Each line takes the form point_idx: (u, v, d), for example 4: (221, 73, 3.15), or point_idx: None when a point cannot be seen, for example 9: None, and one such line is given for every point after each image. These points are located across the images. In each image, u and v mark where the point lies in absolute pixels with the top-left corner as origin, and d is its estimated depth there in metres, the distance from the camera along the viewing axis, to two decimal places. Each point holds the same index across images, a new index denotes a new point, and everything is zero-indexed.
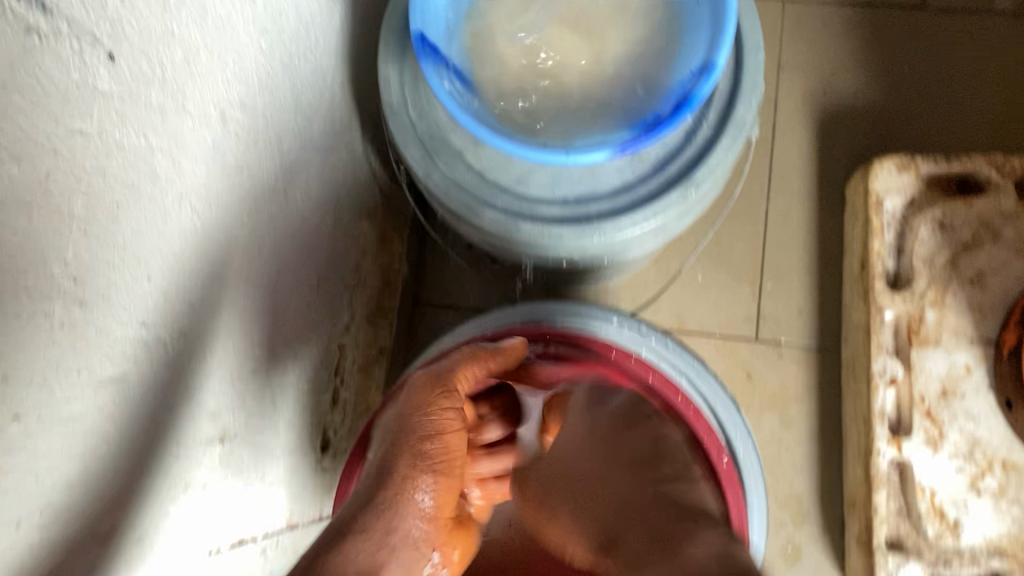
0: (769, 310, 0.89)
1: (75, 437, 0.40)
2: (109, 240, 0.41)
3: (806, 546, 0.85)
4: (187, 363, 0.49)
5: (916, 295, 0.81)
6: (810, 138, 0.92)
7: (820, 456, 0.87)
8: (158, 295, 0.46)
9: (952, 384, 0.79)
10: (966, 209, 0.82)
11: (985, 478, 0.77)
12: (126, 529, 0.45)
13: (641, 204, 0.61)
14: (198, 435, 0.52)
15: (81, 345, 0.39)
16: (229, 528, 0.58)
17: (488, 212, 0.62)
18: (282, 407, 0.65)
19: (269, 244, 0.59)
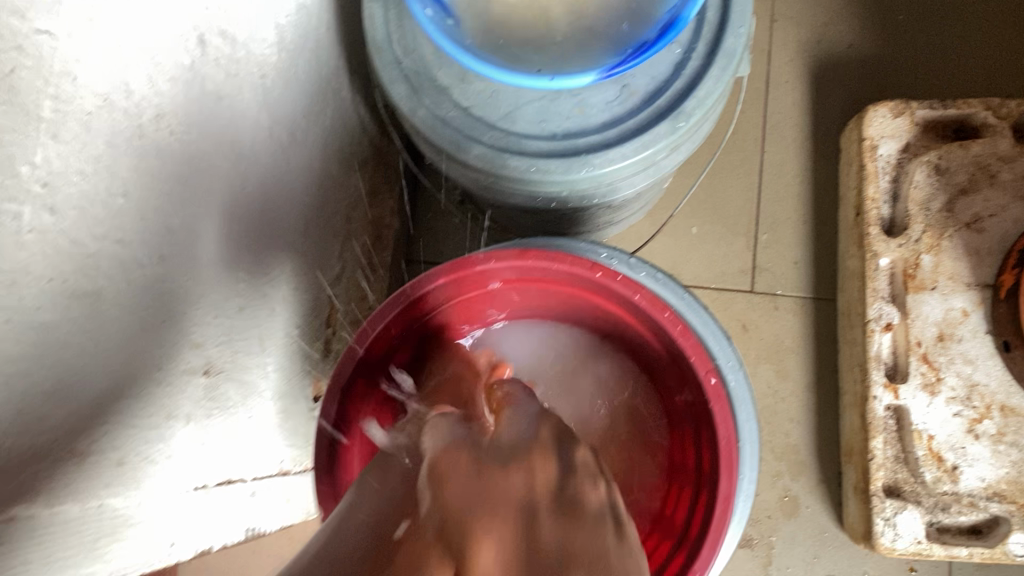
0: (765, 262, 0.88)
1: (48, 346, 0.39)
2: (81, 150, 0.39)
3: (804, 497, 0.85)
4: (167, 290, 0.48)
5: (913, 240, 0.80)
6: (805, 88, 0.91)
7: (817, 406, 0.86)
8: (134, 213, 0.45)
9: (949, 329, 0.79)
10: (963, 151, 0.80)
11: (983, 422, 0.77)
12: (105, 449, 0.45)
13: (630, 137, 0.61)
14: (181, 365, 0.51)
15: (52, 254, 0.38)
16: (215, 467, 0.58)
17: (475, 147, 0.61)
18: (269, 349, 0.64)
19: (253, 179, 0.58)
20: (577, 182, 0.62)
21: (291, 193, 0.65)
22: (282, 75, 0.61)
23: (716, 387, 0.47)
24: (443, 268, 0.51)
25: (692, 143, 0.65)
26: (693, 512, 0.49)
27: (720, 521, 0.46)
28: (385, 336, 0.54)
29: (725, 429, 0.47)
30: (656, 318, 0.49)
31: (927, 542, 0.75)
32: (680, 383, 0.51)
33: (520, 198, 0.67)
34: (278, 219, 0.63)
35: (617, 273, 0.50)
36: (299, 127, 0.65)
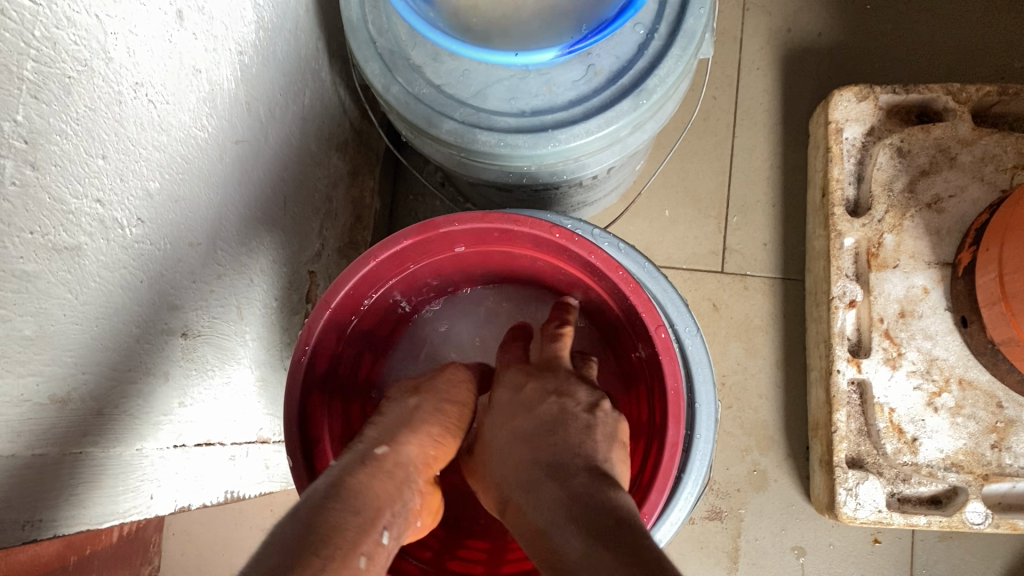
0: (735, 243, 0.91)
1: (30, 297, 0.41)
2: (62, 112, 0.42)
3: (772, 471, 0.87)
4: (146, 253, 0.51)
5: (875, 220, 0.82)
6: (775, 75, 0.93)
7: (785, 383, 0.88)
8: (113, 175, 0.47)
9: (910, 305, 0.81)
10: (925, 135, 0.83)
11: (942, 395, 0.79)
12: (85, 398, 0.47)
13: (595, 114, 0.63)
14: (162, 326, 0.54)
15: (34, 207, 0.40)
16: (194, 428, 0.60)
17: (447, 123, 0.64)
18: (249, 318, 0.67)
19: (232, 152, 0.61)
20: (545, 157, 0.64)
21: (271, 169, 0.67)
22: (260, 55, 0.64)
23: (666, 339, 0.51)
24: (409, 230, 0.54)
25: (656, 122, 0.68)
26: (651, 461, 0.52)
27: (666, 466, 0.50)
28: (352, 297, 0.57)
29: (673, 380, 0.50)
30: (611, 275, 0.53)
31: (887, 511, 0.78)
32: (637, 339, 0.55)
33: (493, 174, 0.70)
34: (256, 190, 0.65)
35: (574, 235, 0.53)
36: (278, 106, 0.68)
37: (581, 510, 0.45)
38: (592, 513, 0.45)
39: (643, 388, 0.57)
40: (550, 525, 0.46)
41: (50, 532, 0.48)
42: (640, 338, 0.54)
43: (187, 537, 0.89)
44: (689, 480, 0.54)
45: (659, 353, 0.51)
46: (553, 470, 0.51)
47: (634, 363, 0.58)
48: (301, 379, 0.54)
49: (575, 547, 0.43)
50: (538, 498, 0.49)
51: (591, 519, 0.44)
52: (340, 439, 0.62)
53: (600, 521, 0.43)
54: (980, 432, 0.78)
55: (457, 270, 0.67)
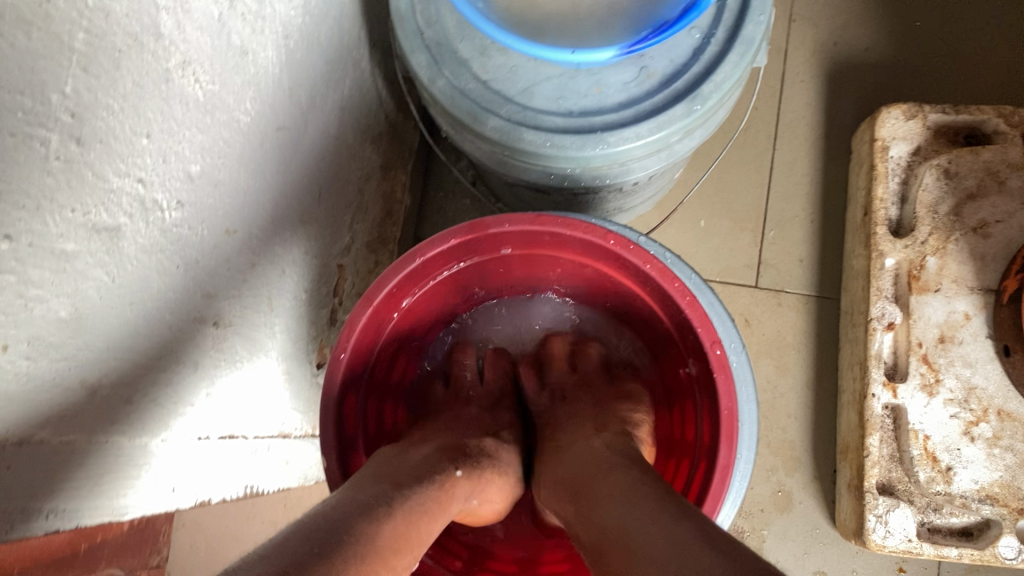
0: (771, 258, 0.89)
1: (67, 276, 0.39)
2: (110, 86, 0.40)
3: (797, 493, 0.85)
4: (184, 238, 0.49)
5: (918, 242, 0.80)
6: (819, 89, 0.91)
7: (815, 403, 0.86)
8: (157, 156, 0.45)
9: (950, 331, 0.79)
10: (974, 157, 0.81)
11: (979, 425, 0.77)
12: (116, 386, 0.46)
13: (646, 118, 0.61)
14: (195, 315, 0.52)
15: (77, 184, 0.39)
16: (217, 421, 0.59)
17: (492, 119, 0.62)
18: (279, 310, 0.65)
19: (272, 139, 0.59)
20: (590, 160, 0.63)
21: (308, 157, 0.66)
22: (305, 40, 0.62)
23: (720, 356, 0.52)
24: (459, 228, 0.53)
25: (705, 130, 0.66)
26: (697, 482, 0.53)
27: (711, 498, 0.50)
28: (392, 296, 0.55)
29: (728, 399, 0.51)
30: (668, 287, 0.53)
31: (917, 541, 0.76)
32: (688, 356, 0.56)
33: (534, 175, 0.68)
34: (292, 180, 0.63)
35: (629, 245, 0.53)
36: (319, 93, 0.66)
37: (633, 493, 0.45)
38: (616, 482, 0.48)
39: (693, 406, 0.57)
40: (583, 506, 0.48)
41: (72, 523, 0.46)
42: (691, 347, 0.54)
43: (197, 528, 0.87)
44: (726, 501, 0.52)
45: (714, 370, 0.52)
46: (606, 471, 0.50)
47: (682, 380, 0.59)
48: (339, 378, 0.52)
49: (646, 544, 0.40)
50: (574, 482, 0.51)
51: (617, 488, 0.47)
52: (374, 441, 0.60)
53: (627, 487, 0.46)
54: (1017, 465, 0.76)
55: (497, 275, 0.66)
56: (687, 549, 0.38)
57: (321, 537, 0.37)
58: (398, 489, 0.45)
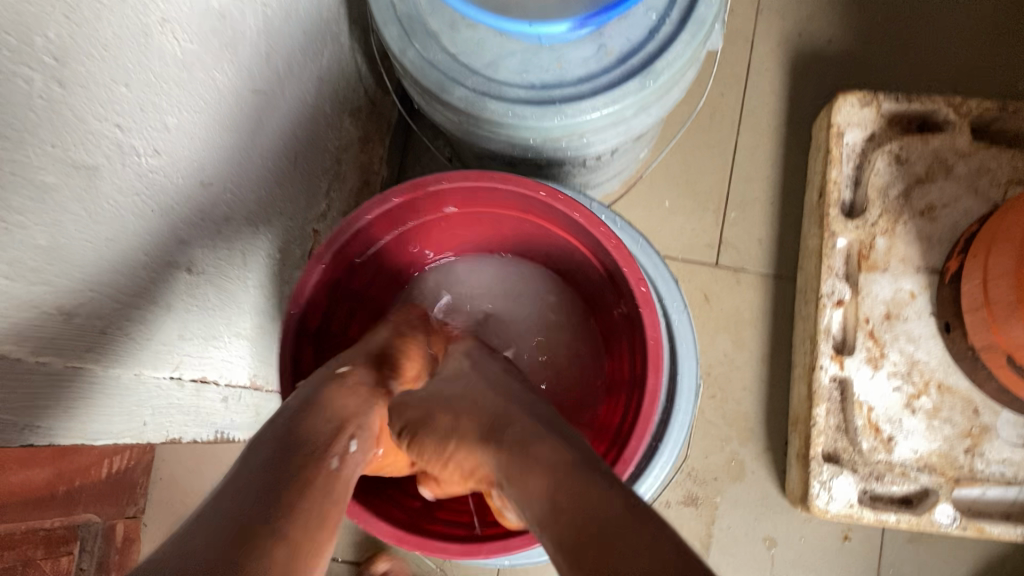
0: (731, 237, 0.93)
1: (46, 207, 0.43)
2: (91, 35, 0.43)
3: (749, 462, 0.89)
4: (159, 184, 0.53)
5: (869, 223, 0.84)
6: (783, 77, 0.95)
7: (769, 376, 0.90)
8: (134, 104, 0.49)
9: (896, 308, 0.83)
10: (923, 144, 0.85)
11: (920, 398, 0.81)
12: (91, 317, 0.49)
13: (602, 91, 0.65)
14: (168, 259, 0.56)
15: (58, 123, 0.42)
16: (191, 365, 0.63)
17: (458, 89, 0.66)
18: (252, 265, 0.69)
19: (247, 101, 0.62)
20: (550, 130, 0.66)
21: (283, 122, 0.69)
22: (283, 9, 0.65)
23: (645, 293, 0.55)
24: (398, 190, 0.57)
25: (660, 105, 0.70)
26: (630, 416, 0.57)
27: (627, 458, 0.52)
28: (342, 252, 0.59)
29: (653, 330, 0.54)
30: (594, 232, 0.56)
31: (858, 506, 0.80)
32: (621, 299, 0.59)
33: (500, 145, 0.72)
34: (268, 143, 0.67)
35: (557, 195, 0.56)
36: (296, 62, 0.70)
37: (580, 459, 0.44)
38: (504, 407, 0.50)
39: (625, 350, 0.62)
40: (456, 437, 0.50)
41: (46, 441, 0.50)
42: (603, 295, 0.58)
43: (173, 483, 0.90)
44: (668, 446, 0.61)
45: (639, 306, 0.55)
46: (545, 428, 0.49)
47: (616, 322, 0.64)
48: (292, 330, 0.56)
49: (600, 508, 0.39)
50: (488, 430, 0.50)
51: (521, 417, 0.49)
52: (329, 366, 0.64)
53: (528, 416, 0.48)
54: (955, 436, 0.80)
55: (444, 229, 0.70)
56: (599, 495, 0.40)
57: (255, 502, 0.41)
58: (283, 435, 0.47)
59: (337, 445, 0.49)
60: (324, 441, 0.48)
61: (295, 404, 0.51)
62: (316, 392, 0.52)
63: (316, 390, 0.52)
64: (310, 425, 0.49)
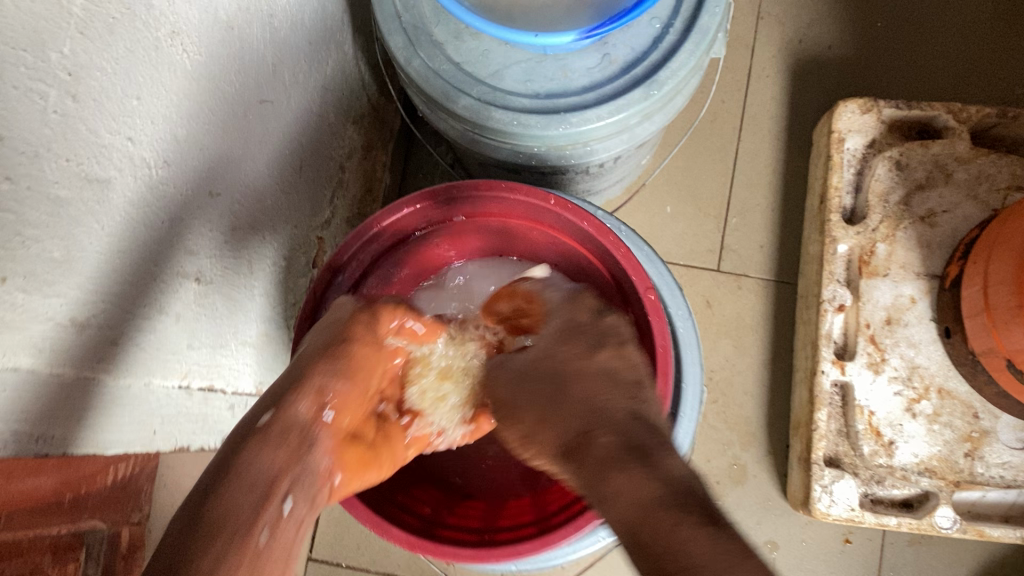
0: (733, 243, 0.93)
1: (60, 220, 0.43)
2: (104, 50, 0.44)
3: (751, 466, 0.90)
4: (168, 194, 0.53)
5: (870, 229, 0.85)
6: (784, 83, 0.96)
7: (771, 381, 0.91)
8: (146, 117, 0.49)
9: (897, 313, 0.83)
10: (923, 150, 0.85)
11: (921, 402, 0.82)
12: (102, 328, 0.50)
13: (607, 101, 0.65)
14: (177, 269, 0.56)
15: (72, 137, 0.43)
16: (199, 373, 0.63)
17: (463, 99, 0.66)
18: (258, 273, 0.69)
19: (253, 112, 0.63)
20: (554, 138, 0.67)
21: (289, 131, 0.70)
22: (289, 19, 0.66)
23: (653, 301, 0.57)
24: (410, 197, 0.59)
25: (664, 114, 0.70)
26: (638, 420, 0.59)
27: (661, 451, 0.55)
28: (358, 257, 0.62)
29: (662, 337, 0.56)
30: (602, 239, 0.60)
31: (859, 509, 0.80)
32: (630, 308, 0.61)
33: (504, 153, 0.72)
34: (274, 153, 0.68)
35: (567, 205, 0.60)
36: (302, 71, 0.70)
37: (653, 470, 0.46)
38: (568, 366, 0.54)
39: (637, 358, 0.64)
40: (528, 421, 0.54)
41: (59, 451, 0.50)
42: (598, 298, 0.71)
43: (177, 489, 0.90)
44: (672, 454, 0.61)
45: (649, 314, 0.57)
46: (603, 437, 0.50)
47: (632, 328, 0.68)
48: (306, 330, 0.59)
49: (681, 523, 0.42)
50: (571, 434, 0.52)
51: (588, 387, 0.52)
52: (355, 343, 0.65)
53: (594, 387, 0.52)
54: (955, 440, 0.81)
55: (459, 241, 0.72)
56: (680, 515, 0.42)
57: None
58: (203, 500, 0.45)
59: (264, 521, 0.46)
60: (247, 518, 0.45)
61: (216, 462, 0.48)
62: (244, 436, 0.49)
63: (238, 447, 0.48)
64: (231, 498, 0.45)
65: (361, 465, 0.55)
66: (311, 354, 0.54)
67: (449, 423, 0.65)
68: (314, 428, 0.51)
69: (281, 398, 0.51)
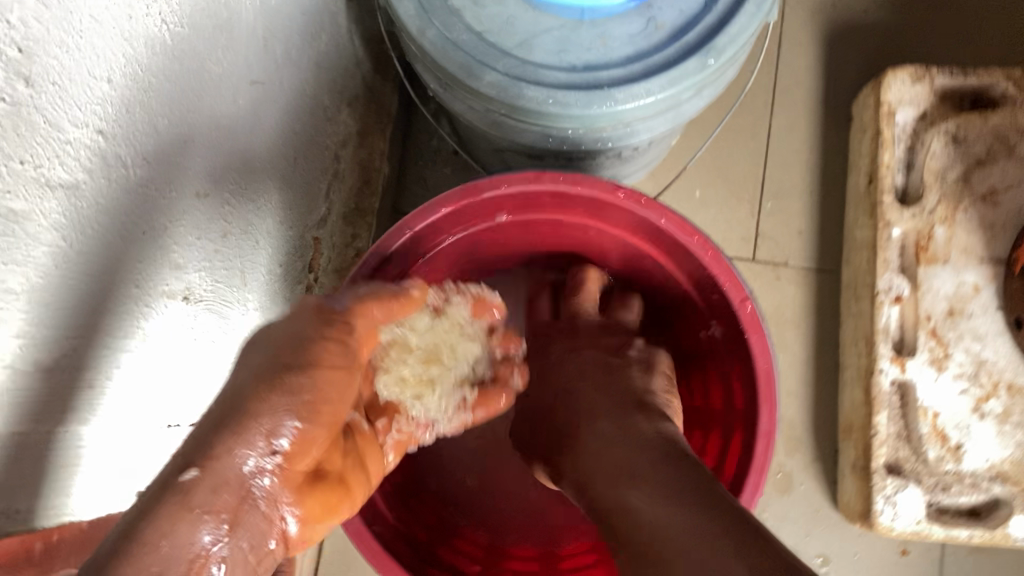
0: (768, 229, 0.85)
1: (13, 238, 0.33)
2: (63, 17, 0.34)
3: (797, 474, 0.82)
4: (148, 199, 0.44)
5: (927, 211, 0.77)
6: (818, 53, 0.87)
7: (815, 380, 0.83)
8: (118, 102, 0.39)
9: (959, 303, 0.77)
10: (982, 121, 0.77)
11: (989, 401, 0.75)
12: (69, 370, 0.40)
13: (656, 72, 0.56)
14: (159, 287, 0.47)
15: (26, 133, 0.33)
16: (171, 404, 0.53)
17: (488, 74, 0.56)
18: (251, 285, 0.59)
19: (244, 96, 0.53)
20: (594, 119, 0.58)
21: (282, 117, 0.60)
22: None
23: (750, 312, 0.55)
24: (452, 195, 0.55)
25: (715, 88, 0.61)
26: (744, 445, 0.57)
27: (745, 500, 0.53)
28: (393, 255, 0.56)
29: (763, 359, 0.55)
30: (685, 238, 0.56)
31: (926, 522, 0.73)
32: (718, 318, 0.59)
33: (531, 137, 0.63)
34: (268, 143, 0.58)
35: (638, 198, 0.56)
36: (295, 46, 0.60)
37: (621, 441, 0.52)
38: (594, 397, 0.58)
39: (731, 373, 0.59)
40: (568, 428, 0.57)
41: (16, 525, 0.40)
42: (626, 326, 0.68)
43: None
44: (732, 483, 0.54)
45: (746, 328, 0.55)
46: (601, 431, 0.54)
47: (706, 343, 0.64)
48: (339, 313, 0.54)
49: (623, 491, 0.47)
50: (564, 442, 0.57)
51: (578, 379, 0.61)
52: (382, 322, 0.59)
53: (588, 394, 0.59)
54: None
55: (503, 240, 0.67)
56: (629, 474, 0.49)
57: None
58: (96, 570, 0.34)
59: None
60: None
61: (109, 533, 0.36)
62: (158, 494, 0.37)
63: (146, 511, 0.36)
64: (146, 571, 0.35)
65: (332, 514, 0.47)
66: (249, 383, 0.42)
67: (446, 412, 0.63)
68: (256, 481, 0.40)
69: (211, 446, 0.39)
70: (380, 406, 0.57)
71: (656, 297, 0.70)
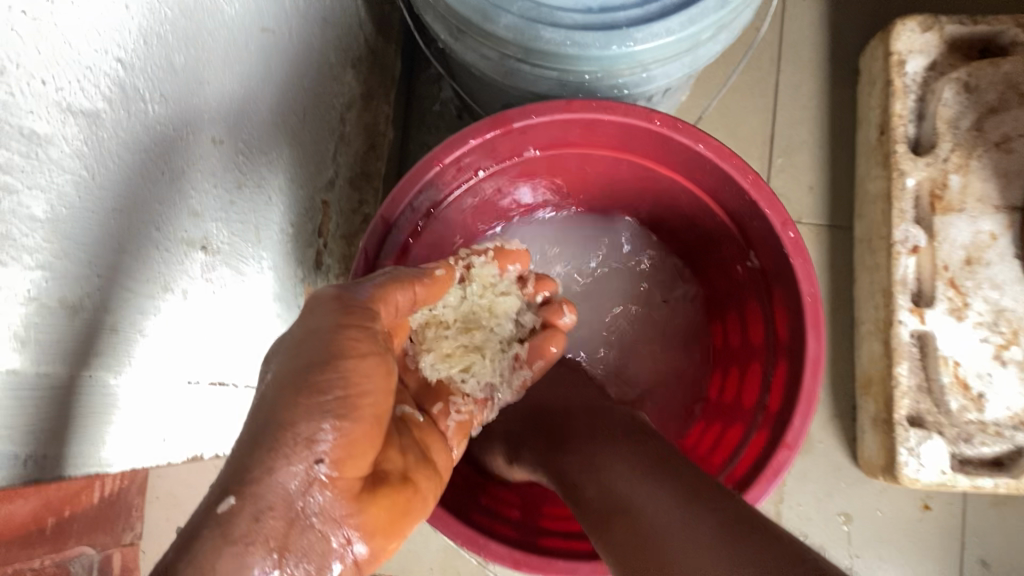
0: (780, 186, 0.84)
1: (35, 162, 0.32)
2: None
3: (817, 432, 0.81)
4: (165, 139, 0.42)
5: (940, 159, 0.76)
6: (823, 6, 0.86)
7: (832, 337, 0.82)
8: (136, 30, 0.37)
9: (977, 252, 0.76)
10: (994, 68, 0.75)
11: (1010, 349, 0.74)
12: (93, 310, 0.38)
13: (674, 11, 0.55)
14: (179, 233, 0.45)
15: (47, 52, 0.31)
16: (188, 363, 0.52)
17: (504, 17, 0.55)
18: (266, 242, 0.58)
19: (255, 43, 0.51)
20: (613, 60, 0.56)
21: (291, 69, 0.58)
22: None
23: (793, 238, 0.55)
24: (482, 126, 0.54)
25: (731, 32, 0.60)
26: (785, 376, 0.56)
27: (795, 426, 0.53)
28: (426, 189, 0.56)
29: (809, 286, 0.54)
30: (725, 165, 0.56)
31: (951, 473, 0.72)
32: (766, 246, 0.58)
33: (545, 85, 0.62)
34: (279, 94, 0.56)
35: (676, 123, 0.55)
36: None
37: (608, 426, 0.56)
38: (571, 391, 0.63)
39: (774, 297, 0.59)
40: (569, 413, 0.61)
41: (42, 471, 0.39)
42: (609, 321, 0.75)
43: (172, 501, 0.79)
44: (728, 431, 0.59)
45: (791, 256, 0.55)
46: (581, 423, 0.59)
47: (746, 274, 0.64)
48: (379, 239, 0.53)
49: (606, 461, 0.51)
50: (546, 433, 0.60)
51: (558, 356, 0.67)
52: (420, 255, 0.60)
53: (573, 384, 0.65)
54: None
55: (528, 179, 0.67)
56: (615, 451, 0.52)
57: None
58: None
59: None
60: None
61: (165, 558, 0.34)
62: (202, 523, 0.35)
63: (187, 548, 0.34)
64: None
65: (403, 515, 0.43)
66: (276, 393, 0.39)
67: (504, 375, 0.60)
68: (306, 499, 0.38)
69: (247, 469, 0.37)
70: (431, 390, 0.56)
71: (691, 237, 0.70)
